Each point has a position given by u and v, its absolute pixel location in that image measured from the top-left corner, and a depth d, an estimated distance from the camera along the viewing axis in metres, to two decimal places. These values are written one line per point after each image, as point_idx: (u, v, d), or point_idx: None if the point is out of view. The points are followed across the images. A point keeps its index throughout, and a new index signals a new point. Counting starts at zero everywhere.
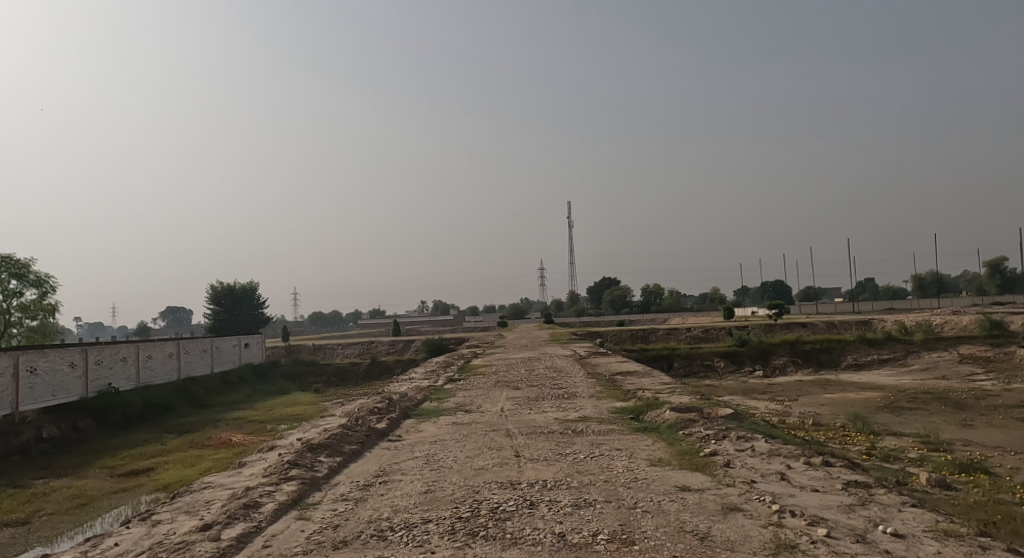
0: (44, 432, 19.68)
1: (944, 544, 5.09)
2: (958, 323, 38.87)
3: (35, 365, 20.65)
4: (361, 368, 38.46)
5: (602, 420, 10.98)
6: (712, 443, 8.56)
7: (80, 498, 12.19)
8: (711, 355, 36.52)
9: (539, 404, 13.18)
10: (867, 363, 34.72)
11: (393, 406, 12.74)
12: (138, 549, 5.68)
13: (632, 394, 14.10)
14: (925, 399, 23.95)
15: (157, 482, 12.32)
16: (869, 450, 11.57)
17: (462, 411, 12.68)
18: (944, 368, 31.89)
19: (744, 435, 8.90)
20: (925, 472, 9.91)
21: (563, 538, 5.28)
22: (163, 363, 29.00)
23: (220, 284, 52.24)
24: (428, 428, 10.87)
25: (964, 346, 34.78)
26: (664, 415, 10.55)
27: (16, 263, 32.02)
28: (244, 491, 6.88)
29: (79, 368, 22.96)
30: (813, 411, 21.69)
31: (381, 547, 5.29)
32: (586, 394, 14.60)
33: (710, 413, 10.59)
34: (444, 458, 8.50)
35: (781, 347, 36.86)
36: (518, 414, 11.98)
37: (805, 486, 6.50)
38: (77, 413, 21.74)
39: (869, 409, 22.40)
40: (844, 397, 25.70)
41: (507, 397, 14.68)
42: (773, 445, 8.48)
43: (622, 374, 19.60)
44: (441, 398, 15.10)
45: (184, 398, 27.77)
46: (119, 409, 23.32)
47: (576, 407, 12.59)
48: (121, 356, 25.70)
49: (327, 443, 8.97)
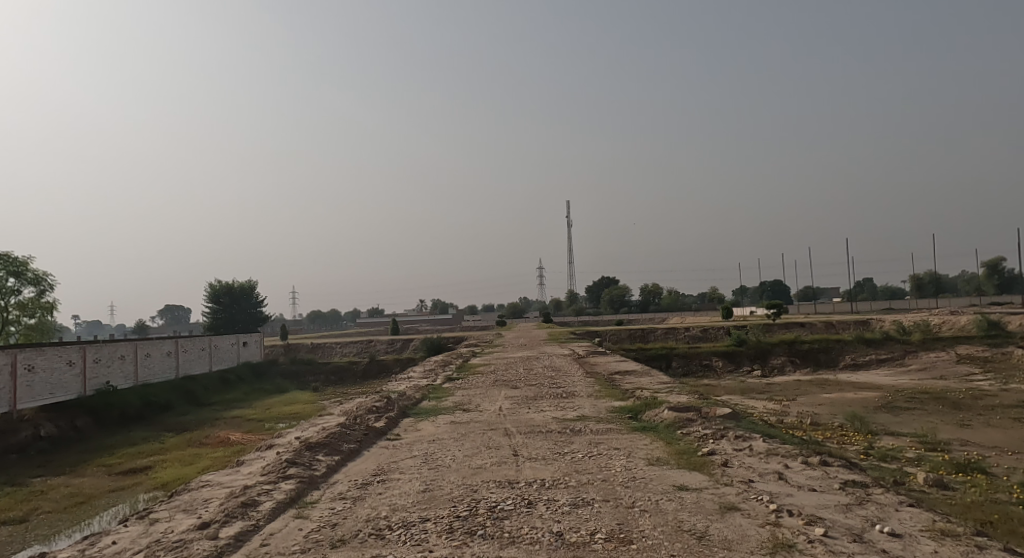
0: (42, 430, 19.65)
1: (941, 543, 5.11)
2: (956, 323, 38.94)
3: (33, 363, 20.61)
4: (359, 367, 38.46)
5: (600, 419, 10.99)
6: (709, 443, 8.58)
7: (78, 496, 12.21)
8: (710, 355, 36.57)
9: (538, 403, 13.19)
10: (864, 363, 34.77)
11: (392, 405, 12.76)
12: (136, 547, 5.67)
13: (630, 394, 14.13)
14: (923, 399, 24.04)
15: (155, 480, 12.33)
16: (866, 450, 11.59)
17: (460, 410, 12.68)
18: (941, 368, 31.95)
19: (741, 435, 8.91)
20: (922, 471, 9.93)
21: (560, 536, 5.29)
22: (161, 361, 28.97)
23: (219, 282, 52.20)
24: (426, 427, 10.89)
25: (962, 346, 34.84)
26: (662, 415, 10.55)
27: (15, 261, 31.99)
28: (242, 489, 6.88)
29: (77, 367, 22.92)
30: (812, 411, 21.75)
31: (380, 545, 5.29)
32: (584, 393, 14.63)
33: (708, 412, 10.61)
34: (442, 457, 8.51)
35: (779, 346, 36.90)
36: (517, 413, 11.99)
37: (802, 485, 6.52)
38: (75, 411, 21.72)
39: (867, 409, 22.46)
40: (842, 396, 25.79)
41: (505, 397, 14.68)
42: (771, 444, 8.50)
43: (620, 374, 19.65)
44: (439, 397, 15.12)
45: (182, 396, 27.77)
46: (117, 407, 23.29)
47: (575, 406, 12.61)
48: (119, 355, 25.66)
49: (325, 442, 8.97)
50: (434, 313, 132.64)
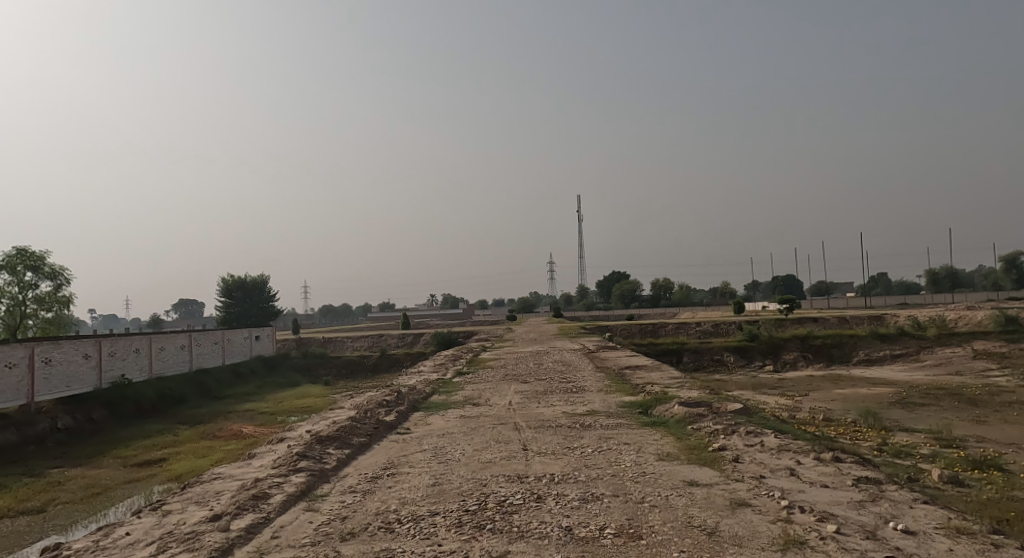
0: (59, 422, 19.98)
1: (956, 541, 4.99)
2: (973, 318, 38.32)
3: (51, 356, 20.94)
4: (370, 361, 38.78)
5: (610, 414, 10.97)
6: (721, 438, 8.51)
7: (94, 488, 12.50)
8: (721, 350, 36.46)
9: (547, 398, 13.23)
10: (878, 359, 34.48)
11: (402, 399, 12.81)
12: (149, 539, 5.68)
13: (641, 388, 14.06)
14: (938, 395, 23.84)
15: (168, 473, 12.58)
16: (878, 447, 11.45)
17: (470, 404, 12.73)
18: (957, 364, 31.67)
19: (753, 430, 8.85)
20: (935, 468, 9.80)
21: (570, 531, 5.28)
22: (175, 355, 29.27)
23: (231, 276, 52.53)
24: (436, 421, 10.92)
25: (978, 342, 34.50)
26: (673, 410, 10.48)
27: (32, 255, 32.42)
28: (253, 482, 6.87)
29: (93, 360, 23.26)
30: (825, 407, 21.64)
31: (389, 539, 5.30)
32: (595, 388, 14.67)
33: (720, 408, 10.53)
34: (452, 451, 8.51)
35: (792, 342, 36.70)
36: (526, 408, 12.01)
37: (815, 482, 6.34)
38: (91, 403, 22.01)
39: (880, 405, 22.33)
40: (856, 392, 25.65)
41: (515, 391, 14.74)
42: (783, 440, 8.42)
43: (631, 369, 19.70)
44: (449, 391, 15.23)
45: (195, 390, 28.09)
46: (132, 400, 23.59)
47: (585, 401, 12.62)
48: (134, 348, 25.94)
49: (336, 435, 8.99)
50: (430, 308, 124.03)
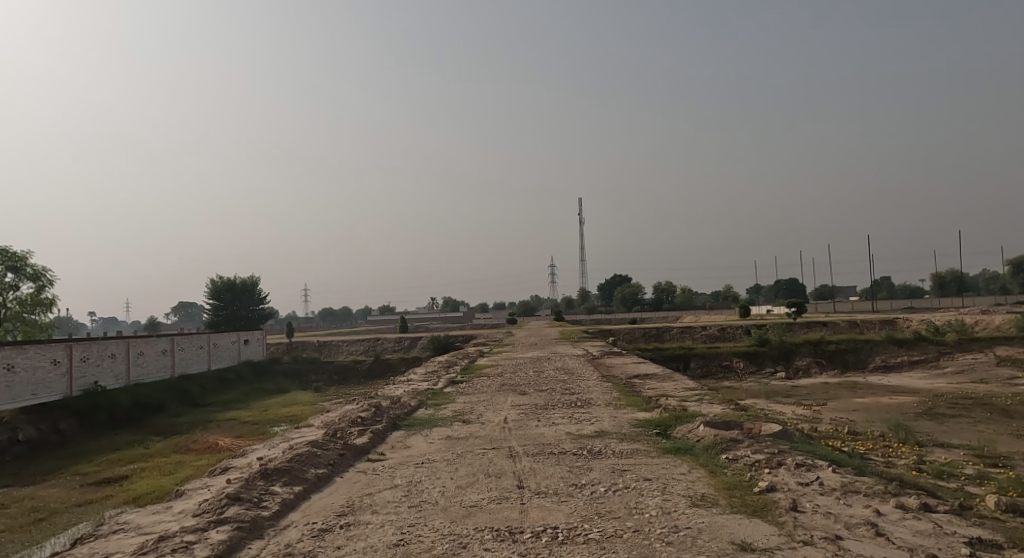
0: (20, 434, 18.35)
1: None
2: (992, 323, 36.75)
3: (14, 363, 19.31)
4: (364, 366, 37.14)
5: (622, 436, 9.26)
6: (765, 474, 6.78)
7: (38, 513, 10.94)
8: (730, 355, 34.74)
9: (550, 413, 11.54)
10: (895, 365, 32.78)
11: (381, 416, 11.10)
12: None
13: (654, 402, 12.41)
14: (967, 405, 22.20)
15: (124, 496, 11.00)
16: (920, 467, 9.90)
17: (460, 421, 11.03)
18: (979, 371, 30.01)
19: (803, 462, 7.14)
20: (992, 494, 8.28)
21: None
22: (155, 360, 27.55)
23: (221, 278, 50.87)
24: (418, 444, 9.23)
25: (1000, 347, 32.81)
26: (697, 433, 8.78)
27: (12, 255, 30.84)
28: (156, 542, 5.13)
29: (63, 365, 21.61)
30: (847, 419, 19.98)
31: None
32: (602, 401, 12.92)
33: (752, 430, 8.82)
34: (429, 489, 6.80)
35: (804, 347, 35.00)
36: (524, 427, 10.30)
37: (916, 549, 4.59)
38: (58, 413, 20.41)
39: (908, 415, 20.63)
40: (877, 401, 23.96)
41: (513, 404, 13.01)
42: (844, 477, 6.72)
43: (640, 378, 17.94)
44: (438, 404, 13.54)
45: (176, 397, 26.38)
46: (105, 408, 21.97)
47: (592, 418, 10.88)
48: (109, 353, 24.31)
49: (286, 467, 7.25)
50: (432, 312, 121.67)
